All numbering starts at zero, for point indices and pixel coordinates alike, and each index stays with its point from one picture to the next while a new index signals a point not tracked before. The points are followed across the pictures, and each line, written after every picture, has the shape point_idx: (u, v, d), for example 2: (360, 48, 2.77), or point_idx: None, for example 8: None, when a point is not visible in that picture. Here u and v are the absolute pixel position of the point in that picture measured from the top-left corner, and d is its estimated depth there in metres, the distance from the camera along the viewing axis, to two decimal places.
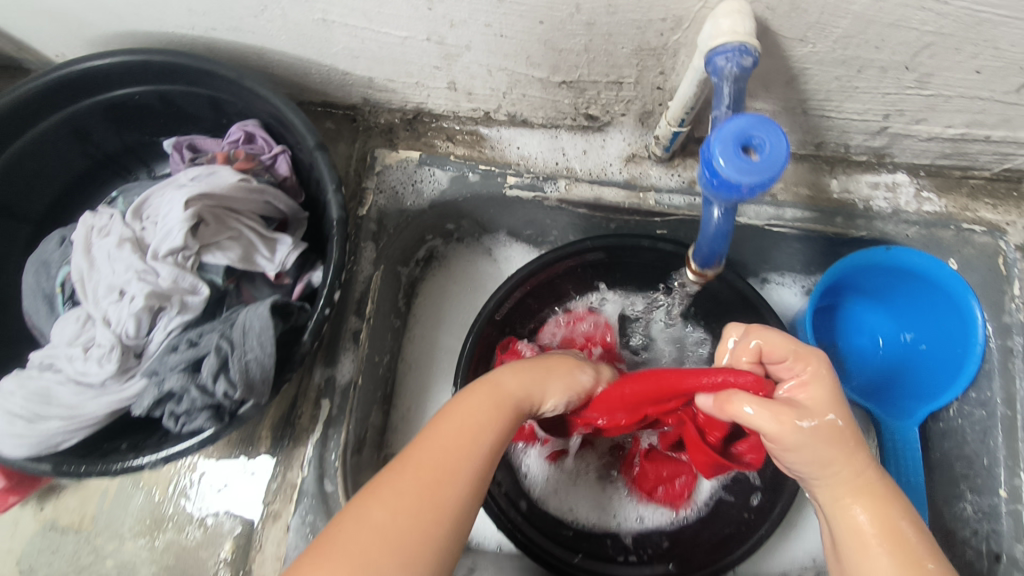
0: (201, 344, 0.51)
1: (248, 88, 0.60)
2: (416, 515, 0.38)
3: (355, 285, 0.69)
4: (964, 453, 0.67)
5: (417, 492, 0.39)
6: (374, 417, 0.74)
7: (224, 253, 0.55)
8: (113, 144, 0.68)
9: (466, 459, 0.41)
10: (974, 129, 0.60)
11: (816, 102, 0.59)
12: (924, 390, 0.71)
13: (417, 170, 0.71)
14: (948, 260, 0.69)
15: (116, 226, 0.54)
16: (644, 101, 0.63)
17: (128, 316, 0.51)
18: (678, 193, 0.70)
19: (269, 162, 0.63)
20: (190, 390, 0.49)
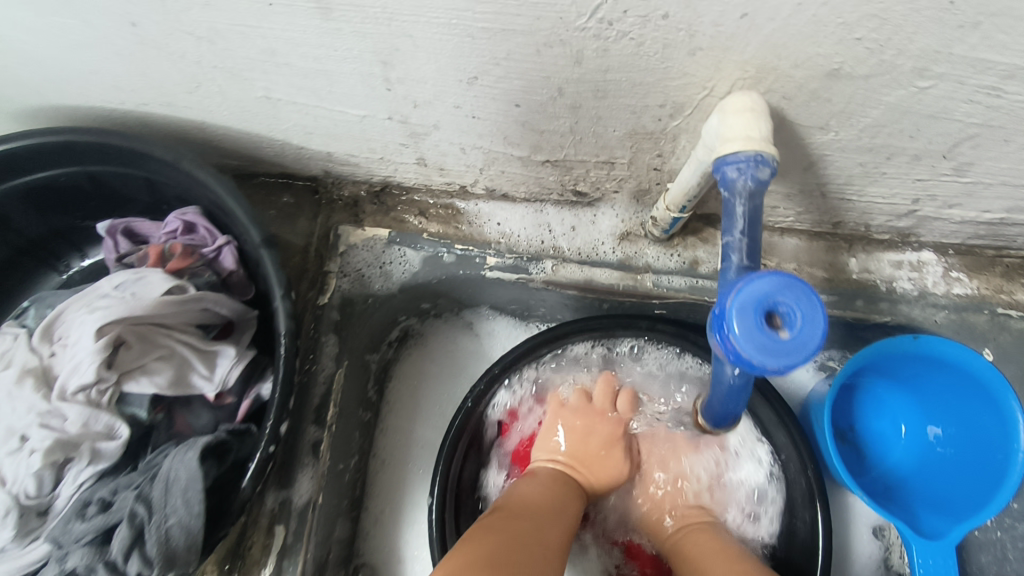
0: (114, 507, 0.42)
1: (186, 171, 0.53)
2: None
3: (315, 387, 0.60)
4: (1007, 572, 0.60)
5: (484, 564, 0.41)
6: (341, 530, 0.65)
7: (150, 378, 0.47)
8: (39, 229, 0.60)
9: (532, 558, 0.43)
10: (1015, 213, 0.52)
11: (835, 186, 0.51)
12: (960, 499, 0.61)
13: (385, 250, 0.64)
14: (982, 350, 0.61)
15: (19, 353, 0.46)
16: (640, 180, 0.56)
17: (26, 473, 0.42)
18: (678, 275, 0.62)
19: (212, 256, 0.55)
20: (97, 571, 0.40)
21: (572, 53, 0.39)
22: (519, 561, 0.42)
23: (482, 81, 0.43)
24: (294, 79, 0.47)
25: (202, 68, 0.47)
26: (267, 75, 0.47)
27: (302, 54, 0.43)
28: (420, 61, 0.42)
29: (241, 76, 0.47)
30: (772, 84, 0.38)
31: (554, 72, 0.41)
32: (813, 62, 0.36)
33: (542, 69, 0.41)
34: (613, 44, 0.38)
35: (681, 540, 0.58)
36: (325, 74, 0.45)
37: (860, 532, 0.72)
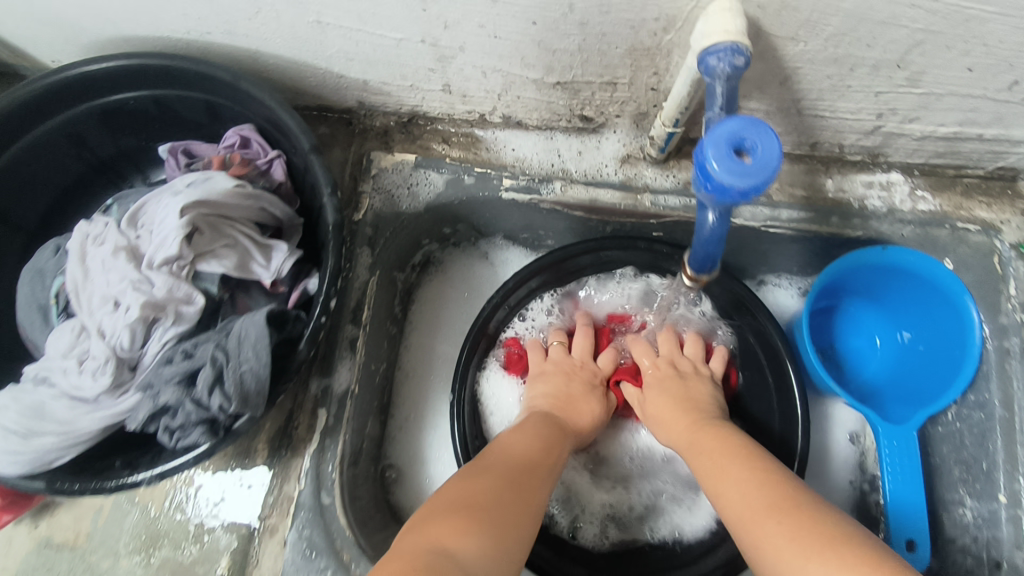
0: (196, 356, 0.50)
1: (244, 90, 0.60)
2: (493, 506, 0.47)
3: (352, 292, 0.68)
4: (963, 457, 0.67)
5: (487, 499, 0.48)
6: (371, 427, 0.73)
7: (219, 261, 0.55)
8: (109, 149, 0.68)
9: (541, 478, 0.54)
10: (967, 127, 0.60)
11: (809, 101, 0.59)
12: (921, 392, 0.70)
13: (413, 173, 0.71)
14: (944, 260, 0.69)
15: (110, 234, 0.54)
16: (639, 102, 0.63)
17: (122, 327, 0.51)
18: (673, 194, 0.70)
19: (264, 167, 0.63)
20: (185, 404, 0.49)
21: None
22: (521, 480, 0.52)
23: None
24: (343, 2, 0.54)
25: None
26: None
27: None
28: None
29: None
30: None
31: None
32: None
33: None
34: None
35: (694, 436, 0.59)
36: None
37: (838, 435, 0.81)
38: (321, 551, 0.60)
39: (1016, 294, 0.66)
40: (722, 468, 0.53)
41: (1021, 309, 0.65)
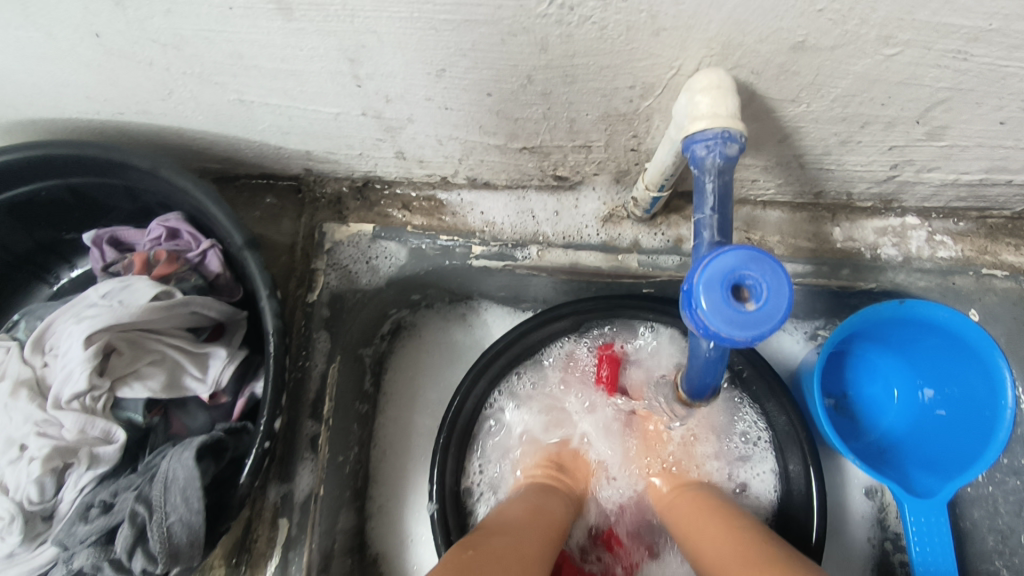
0: (116, 508, 0.43)
1: (166, 179, 0.53)
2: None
3: (309, 383, 0.61)
4: (998, 526, 0.61)
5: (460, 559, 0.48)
6: (344, 521, 0.67)
7: (144, 383, 0.48)
8: (26, 244, 0.60)
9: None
10: (995, 174, 0.52)
11: (813, 156, 0.51)
12: (949, 457, 0.62)
13: (371, 246, 0.64)
14: (969, 311, 0.62)
15: (12, 365, 0.46)
16: (619, 162, 0.56)
17: (28, 480, 0.43)
18: (663, 253, 0.62)
19: (197, 260, 0.55)
20: (103, 570, 0.41)
21: (536, 40, 0.39)
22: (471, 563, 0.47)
23: (451, 72, 0.43)
24: (264, 81, 0.46)
25: (172, 74, 0.47)
26: (237, 78, 0.46)
27: (269, 56, 0.43)
28: (387, 57, 0.42)
29: (212, 81, 0.47)
30: (739, 60, 0.38)
31: (521, 59, 0.41)
32: (777, 36, 0.36)
33: (509, 57, 0.41)
34: (576, 30, 0.37)
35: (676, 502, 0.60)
36: (294, 74, 0.45)
37: (852, 492, 0.74)
38: None
39: None
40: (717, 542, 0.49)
41: None
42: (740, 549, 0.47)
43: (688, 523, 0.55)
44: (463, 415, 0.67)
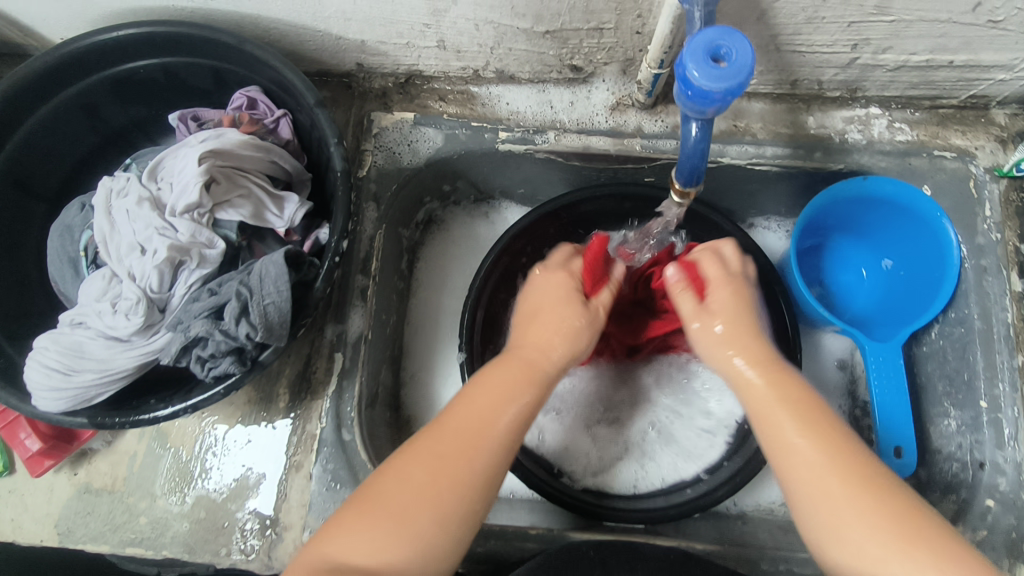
0: (222, 292, 0.54)
1: (248, 53, 0.63)
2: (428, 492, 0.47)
3: (360, 245, 0.72)
4: (947, 371, 0.71)
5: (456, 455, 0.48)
6: (384, 375, 0.77)
7: (236, 210, 0.58)
8: (121, 119, 0.71)
9: (489, 449, 0.49)
10: (938, 54, 0.63)
11: (786, 37, 0.62)
12: (905, 313, 0.74)
13: (412, 130, 0.74)
14: (922, 187, 0.72)
15: (133, 187, 0.57)
16: (626, 48, 0.66)
17: (151, 269, 0.54)
18: (663, 137, 0.73)
19: (272, 126, 0.66)
20: (214, 334, 0.52)
21: None
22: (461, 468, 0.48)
23: None
24: None
25: None
26: None
27: None
28: None
29: None
30: None
31: None
32: None
33: None
34: None
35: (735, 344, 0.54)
36: None
37: (826, 366, 0.85)
38: (345, 484, 0.64)
39: (991, 215, 0.70)
40: (774, 413, 0.50)
41: (995, 229, 0.69)
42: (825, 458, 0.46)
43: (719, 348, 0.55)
44: (487, 288, 0.78)
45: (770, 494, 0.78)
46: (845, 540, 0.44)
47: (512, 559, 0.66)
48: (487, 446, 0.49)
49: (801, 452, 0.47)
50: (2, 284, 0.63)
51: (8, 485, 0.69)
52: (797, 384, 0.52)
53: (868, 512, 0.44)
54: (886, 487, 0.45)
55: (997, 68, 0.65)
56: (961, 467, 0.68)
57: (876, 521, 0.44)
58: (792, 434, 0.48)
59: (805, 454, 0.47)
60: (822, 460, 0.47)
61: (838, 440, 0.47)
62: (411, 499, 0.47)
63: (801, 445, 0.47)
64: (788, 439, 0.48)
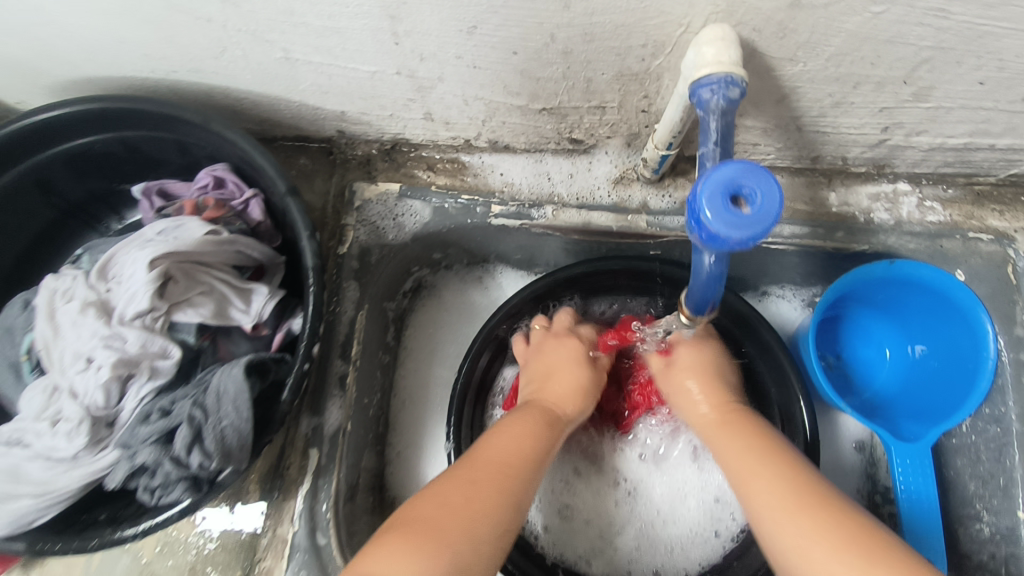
0: (173, 414, 0.48)
1: (215, 132, 0.57)
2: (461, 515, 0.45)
3: (339, 328, 0.66)
4: (980, 472, 0.65)
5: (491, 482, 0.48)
6: (368, 460, 0.71)
7: (196, 309, 0.53)
8: (78, 192, 0.65)
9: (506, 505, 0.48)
10: (979, 138, 0.57)
11: (810, 118, 0.56)
12: (934, 405, 0.67)
13: (397, 204, 0.68)
14: (955, 272, 0.66)
15: (79, 288, 0.51)
16: (630, 124, 0.60)
17: (95, 387, 0.48)
18: (671, 214, 0.67)
19: (241, 207, 0.60)
20: (163, 464, 0.47)
21: None
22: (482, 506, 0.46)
23: (481, 30, 0.48)
24: (311, 39, 0.51)
25: (228, 32, 0.51)
26: (286, 36, 0.51)
27: (319, 13, 0.48)
28: (425, 14, 0.46)
29: (264, 38, 0.52)
30: (742, 17, 0.43)
31: (546, 17, 0.46)
32: None
33: (536, 15, 0.46)
34: None
35: (723, 417, 0.56)
36: (339, 32, 0.50)
37: (845, 447, 0.78)
38: None
39: None
40: (750, 467, 0.49)
41: None
42: (787, 487, 0.46)
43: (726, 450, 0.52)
44: (477, 370, 0.72)
45: None
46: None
47: None
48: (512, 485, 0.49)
49: (769, 502, 0.45)
50: None
51: None
52: (754, 418, 0.56)
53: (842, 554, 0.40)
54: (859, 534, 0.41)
55: None
56: None
57: (837, 541, 0.41)
58: (790, 502, 0.44)
59: (767, 497, 0.46)
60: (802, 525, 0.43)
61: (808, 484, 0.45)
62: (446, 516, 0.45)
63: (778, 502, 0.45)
64: (760, 497, 0.46)
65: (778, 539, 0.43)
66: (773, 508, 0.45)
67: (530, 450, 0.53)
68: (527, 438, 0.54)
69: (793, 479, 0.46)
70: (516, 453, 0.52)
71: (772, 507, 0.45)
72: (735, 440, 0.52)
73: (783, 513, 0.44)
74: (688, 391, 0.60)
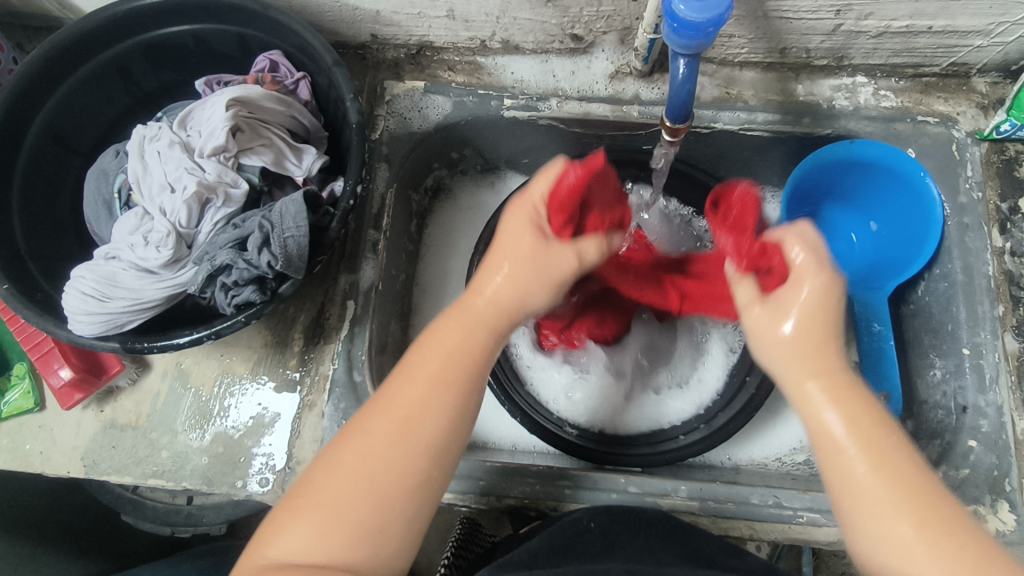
0: (245, 227, 0.58)
1: (271, 19, 0.68)
2: (404, 425, 0.46)
3: (373, 201, 0.76)
4: (932, 325, 0.74)
5: (438, 371, 0.48)
6: (394, 328, 0.80)
7: (259, 156, 0.62)
8: (151, 83, 0.76)
9: (458, 380, 0.48)
10: (917, 19, 0.67)
11: (773, 2, 0.66)
12: (893, 266, 0.78)
13: (423, 98, 0.79)
14: (906, 150, 0.75)
15: (165, 133, 0.62)
16: (623, 16, 0.71)
17: (181, 204, 0.58)
18: (660, 103, 0.77)
19: (292, 87, 0.71)
20: (238, 263, 0.56)
21: None
22: (421, 405, 0.47)
23: None
24: None
25: None
26: None
27: None
28: None
29: None
30: None
31: None
32: None
33: None
34: None
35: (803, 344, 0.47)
36: None
37: None
38: None
39: (973, 175, 0.73)
40: (827, 401, 0.45)
41: (977, 188, 0.73)
42: (893, 474, 0.42)
43: (806, 348, 0.47)
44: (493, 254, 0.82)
45: (762, 450, 0.81)
46: (864, 533, 0.42)
47: (512, 493, 0.66)
48: (477, 334, 0.50)
49: (844, 448, 0.43)
50: (39, 227, 0.68)
51: (38, 420, 0.73)
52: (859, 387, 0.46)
53: (924, 536, 0.40)
54: (935, 512, 0.41)
55: (974, 34, 0.69)
56: (946, 413, 0.70)
57: (904, 506, 0.41)
58: (846, 441, 0.44)
59: (830, 429, 0.44)
60: (879, 493, 0.42)
61: (887, 455, 0.42)
62: (412, 398, 0.47)
63: (862, 473, 0.42)
64: (828, 428, 0.45)
65: (838, 488, 0.44)
66: (829, 445, 0.44)
67: (506, 298, 0.51)
68: (467, 328, 0.50)
69: (888, 453, 0.43)
70: (509, 301, 0.51)
71: (836, 446, 0.44)
72: (819, 318, 0.47)
73: (861, 466, 0.42)
74: (808, 303, 0.48)
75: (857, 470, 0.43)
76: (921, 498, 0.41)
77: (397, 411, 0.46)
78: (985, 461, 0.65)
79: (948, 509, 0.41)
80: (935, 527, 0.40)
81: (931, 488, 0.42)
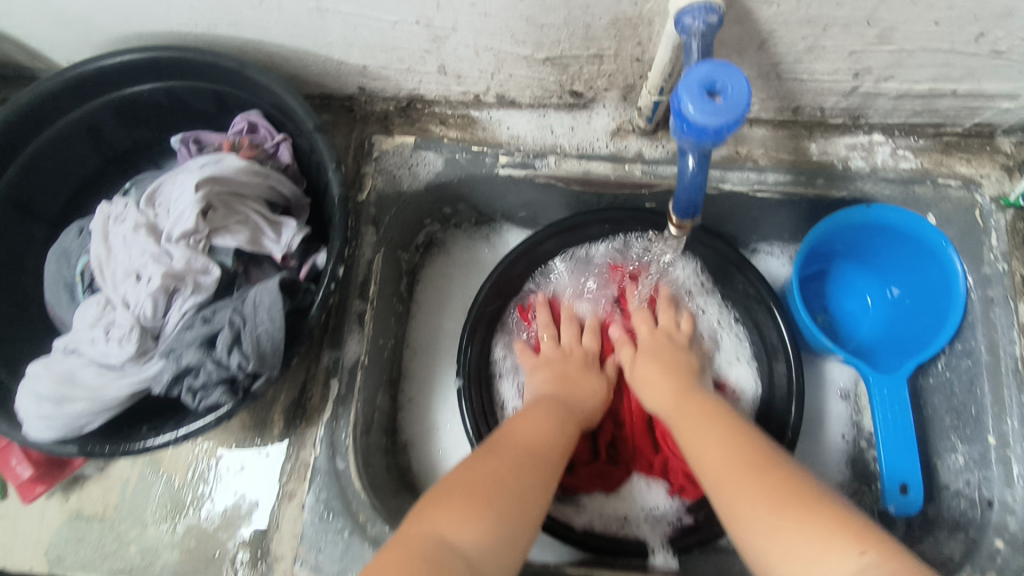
0: (215, 321, 0.54)
1: (249, 77, 0.63)
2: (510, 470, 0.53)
3: (358, 269, 0.71)
4: (954, 404, 0.69)
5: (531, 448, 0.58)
6: (381, 399, 0.76)
7: (233, 235, 0.58)
8: (125, 142, 0.72)
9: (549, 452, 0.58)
10: (941, 83, 0.63)
11: (787, 65, 0.62)
12: (912, 341, 0.73)
13: (413, 154, 0.74)
14: (927, 215, 0.71)
15: (131, 212, 0.58)
16: (626, 74, 0.67)
17: (145, 296, 0.54)
18: (664, 162, 0.73)
19: (272, 150, 0.66)
20: (206, 364, 0.52)
21: None
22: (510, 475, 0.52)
23: None
24: None
25: None
26: None
27: None
28: None
29: None
30: None
31: None
32: None
33: None
34: None
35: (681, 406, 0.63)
36: None
37: (829, 395, 0.83)
38: (338, 513, 0.63)
39: (998, 244, 0.69)
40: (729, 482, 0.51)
41: (1002, 259, 0.68)
42: (757, 471, 0.50)
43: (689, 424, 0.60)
44: (482, 321, 0.77)
45: None
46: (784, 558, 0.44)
47: None
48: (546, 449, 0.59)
49: (721, 483, 0.51)
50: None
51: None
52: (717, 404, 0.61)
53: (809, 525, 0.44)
54: (799, 496, 0.46)
55: (1001, 97, 0.64)
56: (968, 504, 0.66)
57: (795, 514, 0.45)
58: (721, 473, 0.52)
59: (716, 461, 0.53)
60: (763, 503, 0.47)
61: (764, 467, 0.50)
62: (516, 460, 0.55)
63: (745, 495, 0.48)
64: (713, 460, 0.53)
65: (738, 508, 0.48)
66: (721, 474, 0.52)
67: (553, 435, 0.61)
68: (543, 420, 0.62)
69: (746, 451, 0.52)
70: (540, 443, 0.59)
71: (723, 474, 0.52)
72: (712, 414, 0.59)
73: (750, 497, 0.48)
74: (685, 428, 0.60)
75: (751, 506, 0.47)
76: (814, 508, 0.45)
77: (523, 453, 0.56)
78: (1013, 562, 0.61)
79: (836, 509, 0.45)
80: (831, 526, 0.44)
81: (812, 489, 0.47)
